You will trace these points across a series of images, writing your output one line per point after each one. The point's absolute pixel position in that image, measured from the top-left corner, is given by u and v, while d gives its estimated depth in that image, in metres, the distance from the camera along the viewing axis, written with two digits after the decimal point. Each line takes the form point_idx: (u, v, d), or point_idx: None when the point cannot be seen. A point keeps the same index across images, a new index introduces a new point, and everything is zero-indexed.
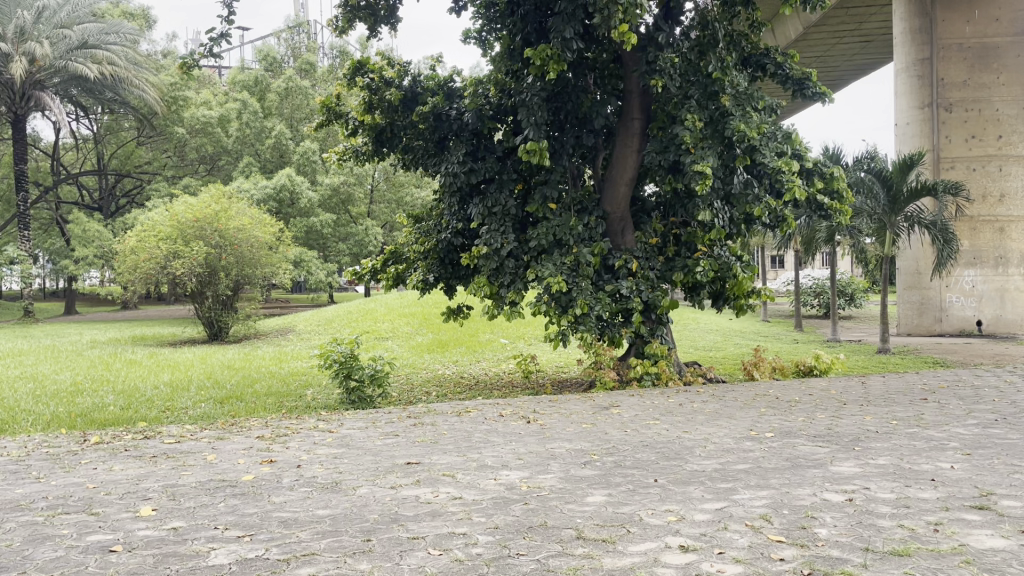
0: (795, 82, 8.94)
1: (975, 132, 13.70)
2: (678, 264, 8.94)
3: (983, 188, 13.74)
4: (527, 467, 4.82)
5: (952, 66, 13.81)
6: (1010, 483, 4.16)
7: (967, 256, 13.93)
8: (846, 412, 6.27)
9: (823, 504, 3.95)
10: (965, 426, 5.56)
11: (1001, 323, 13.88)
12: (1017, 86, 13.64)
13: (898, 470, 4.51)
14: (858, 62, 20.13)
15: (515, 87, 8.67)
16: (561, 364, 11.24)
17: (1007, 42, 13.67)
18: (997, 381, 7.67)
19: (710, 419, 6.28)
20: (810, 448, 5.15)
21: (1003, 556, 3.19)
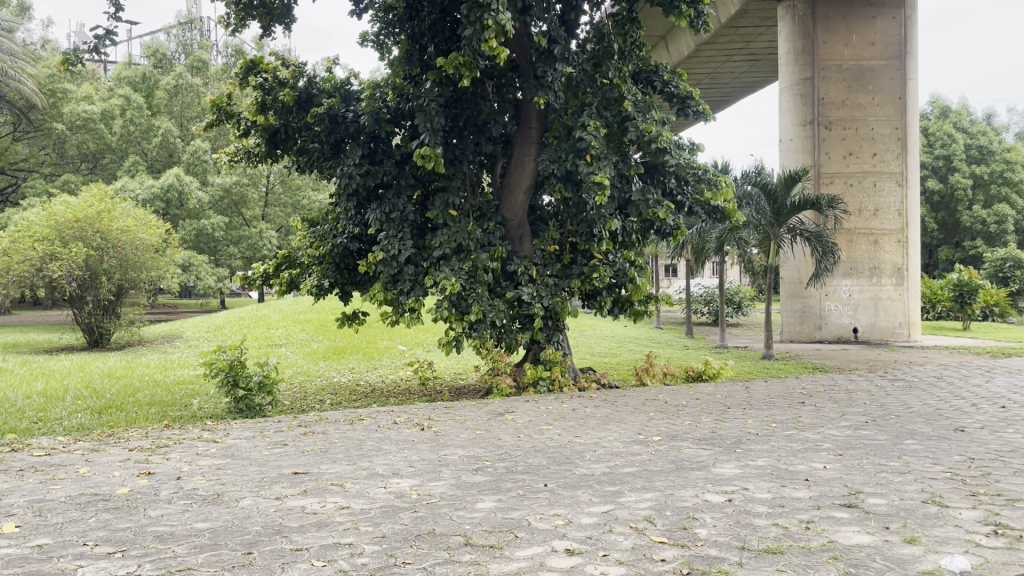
0: (680, 98, 9.31)
1: (852, 149, 14.48)
2: (575, 271, 9.08)
3: (859, 203, 14.52)
4: (418, 474, 4.79)
5: (831, 86, 14.54)
6: (875, 482, 4.39)
7: (845, 266, 14.66)
8: (729, 416, 6.49)
9: (704, 505, 4.07)
10: (838, 428, 5.86)
11: (875, 330, 14.71)
12: (890, 107, 14.50)
13: (774, 471, 4.70)
14: (745, 81, 20.99)
15: (413, 92, 8.64)
16: (458, 371, 11.23)
17: (881, 65, 14.52)
18: (868, 385, 8.13)
19: (601, 423, 6.39)
20: (694, 450, 5.31)
21: (867, 552, 3.36)
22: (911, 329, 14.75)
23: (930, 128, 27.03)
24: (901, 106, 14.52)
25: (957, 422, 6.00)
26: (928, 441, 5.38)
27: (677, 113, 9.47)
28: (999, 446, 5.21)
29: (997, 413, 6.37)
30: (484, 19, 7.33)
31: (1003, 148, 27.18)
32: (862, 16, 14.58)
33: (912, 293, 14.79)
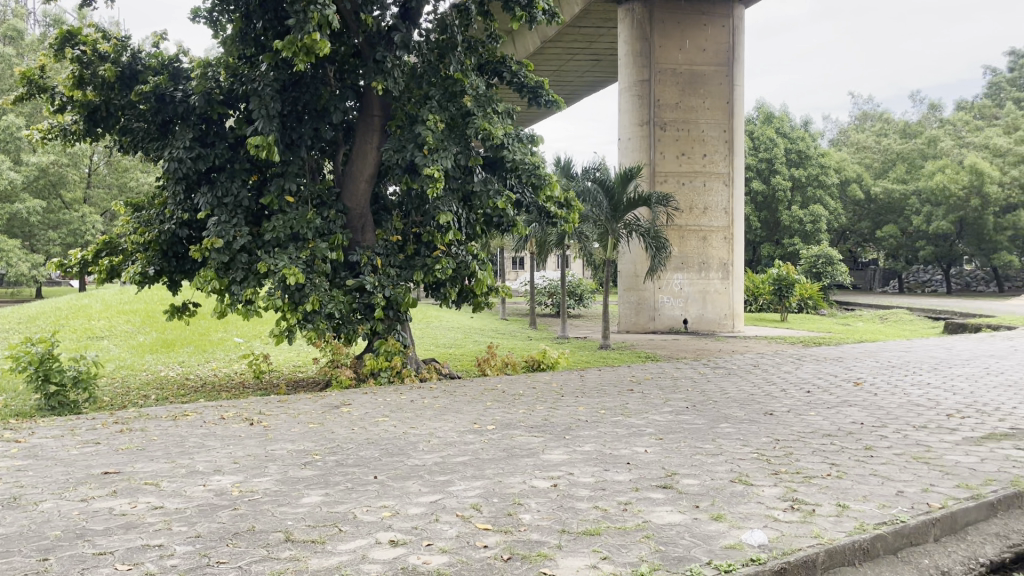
0: (530, 89, 9.41)
1: (684, 150, 15.25)
2: (418, 262, 9.03)
3: (690, 201, 15.30)
4: (242, 471, 4.61)
5: (666, 89, 15.24)
6: (690, 464, 4.65)
7: (677, 261, 15.41)
8: (562, 404, 6.68)
9: (530, 491, 4.16)
10: (661, 414, 6.16)
11: (702, 322, 15.59)
12: (719, 111, 15.37)
13: (599, 455, 4.88)
14: (588, 80, 21.62)
15: (247, 74, 8.30)
16: (297, 364, 10.92)
17: (711, 71, 15.35)
18: (692, 372, 8.61)
19: (438, 414, 6.40)
20: (526, 438, 5.42)
21: (677, 530, 3.54)
22: (735, 320, 15.75)
23: (755, 132, 28.69)
24: (729, 110, 15.43)
25: (768, 406, 6.46)
26: (740, 424, 5.75)
27: (528, 103, 9.59)
28: (802, 427, 5.65)
29: (802, 397, 6.91)
30: (310, 11, 7.37)
31: (818, 154, 29.48)
32: (695, 22, 15.33)
33: (735, 287, 15.80)
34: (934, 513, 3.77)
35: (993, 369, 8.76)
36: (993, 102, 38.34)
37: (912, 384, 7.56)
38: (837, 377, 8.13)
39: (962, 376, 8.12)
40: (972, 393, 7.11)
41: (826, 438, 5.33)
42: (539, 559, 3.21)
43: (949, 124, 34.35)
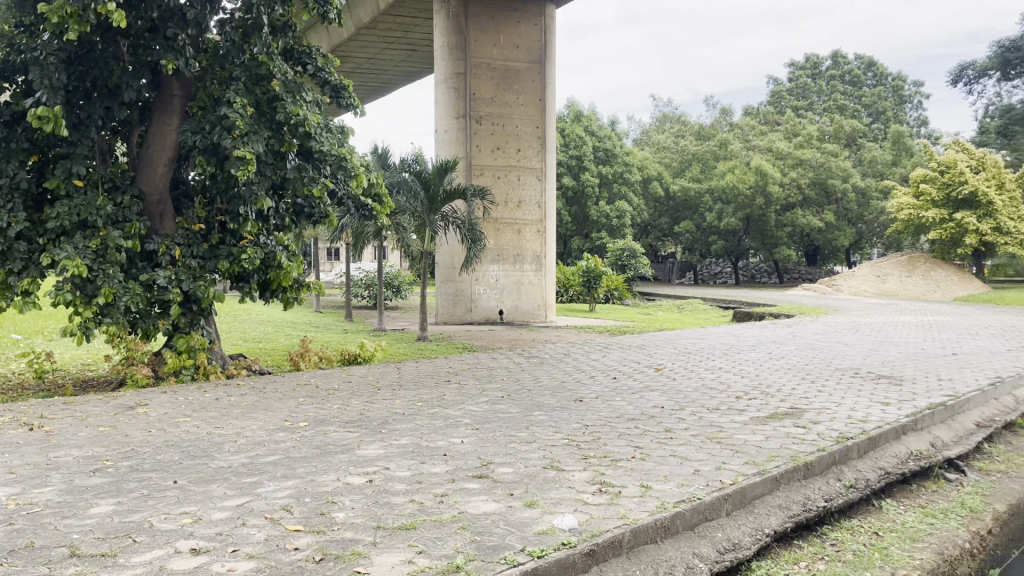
0: (332, 87, 9.23)
1: (499, 144, 15.50)
2: (223, 252, 8.56)
3: (505, 194, 15.63)
4: (18, 483, 4.14)
5: (481, 83, 15.43)
6: (505, 453, 4.73)
7: (493, 253, 15.70)
8: (377, 397, 6.57)
9: (343, 489, 4.05)
10: (477, 404, 6.23)
11: (517, 313, 16.01)
12: (531, 107, 15.79)
13: (415, 448, 4.84)
14: (404, 69, 21.42)
15: (25, 43, 7.48)
16: (86, 363, 10.02)
17: (525, 67, 15.72)
18: (507, 362, 8.78)
19: (246, 412, 6.10)
20: (339, 433, 5.28)
21: (492, 519, 3.57)
22: (548, 311, 16.28)
23: (566, 129, 29.56)
24: (541, 107, 15.89)
25: (578, 393, 6.70)
26: (552, 412, 5.92)
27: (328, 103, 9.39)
28: (610, 413, 5.91)
29: (609, 383, 7.23)
30: None
31: (623, 152, 30.93)
32: (509, 19, 15.65)
33: (548, 278, 16.34)
34: (727, 489, 4.06)
35: (775, 353, 9.60)
36: (775, 109, 41.80)
37: (707, 369, 8.12)
38: (641, 364, 8.58)
39: (750, 361, 8.83)
40: (757, 376, 7.75)
41: (631, 422, 5.59)
42: (353, 558, 3.13)
43: (738, 128, 37.12)
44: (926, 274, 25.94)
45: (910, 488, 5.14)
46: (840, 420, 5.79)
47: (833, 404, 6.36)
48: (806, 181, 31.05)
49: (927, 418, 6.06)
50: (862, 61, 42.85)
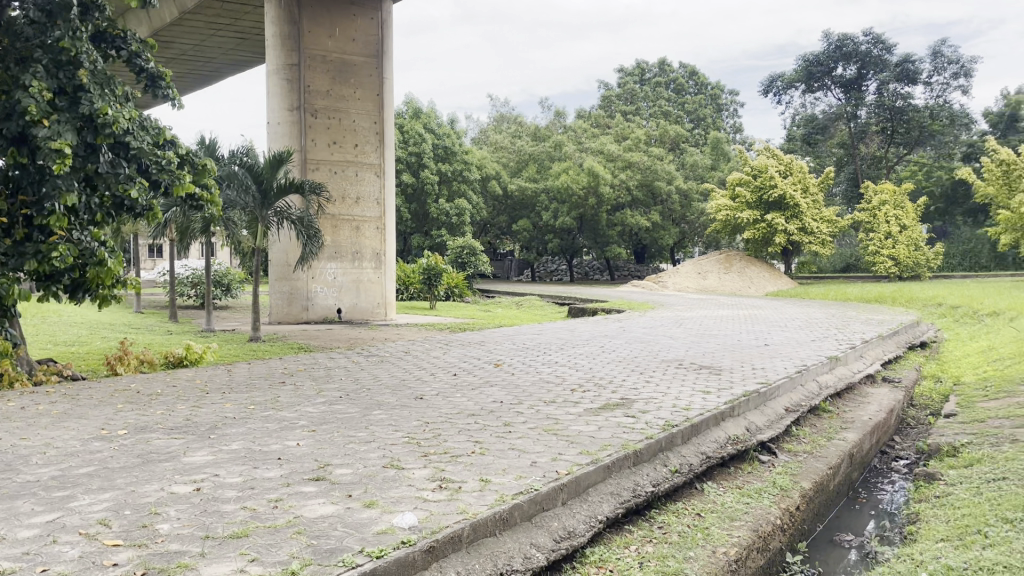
0: (149, 77, 8.63)
1: (335, 138, 15.17)
2: (29, 248, 7.83)
3: (342, 190, 15.32)
4: None
5: (315, 75, 15.03)
6: (343, 453, 4.63)
7: (330, 250, 15.37)
8: (205, 402, 6.25)
9: (168, 499, 3.82)
10: (313, 405, 6.06)
11: (356, 311, 15.76)
12: (369, 102, 15.55)
13: (247, 453, 4.65)
14: (232, 58, 20.49)
15: None
16: None
17: (361, 61, 15.47)
18: (345, 361, 8.61)
19: (56, 421, 5.62)
20: (164, 441, 4.98)
21: (329, 521, 3.49)
22: (387, 309, 16.14)
23: (404, 125, 29.34)
24: (379, 101, 15.67)
25: (417, 391, 6.68)
26: (391, 410, 5.87)
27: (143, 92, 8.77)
28: (449, 409, 5.93)
29: (448, 379, 7.26)
30: None
31: (461, 150, 31.12)
32: (344, 12, 15.34)
33: (388, 276, 16.18)
34: (562, 479, 4.19)
35: (608, 347, 9.99)
36: (605, 113, 43.46)
37: (544, 364, 8.33)
38: (480, 360, 8.67)
39: (584, 354, 9.15)
40: (591, 369, 8.04)
41: (470, 418, 5.64)
42: (178, 571, 2.96)
43: (571, 130, 38.33)
44: (741, 271, 27.94)
45: (728, 471, 5.51)
46: (667, 408, 6.12)
47: (661, 394, 6.71)
48: (635, 183, 32.56)
49: (743, 404, 6.53)
50: (685, 70, 45.28)
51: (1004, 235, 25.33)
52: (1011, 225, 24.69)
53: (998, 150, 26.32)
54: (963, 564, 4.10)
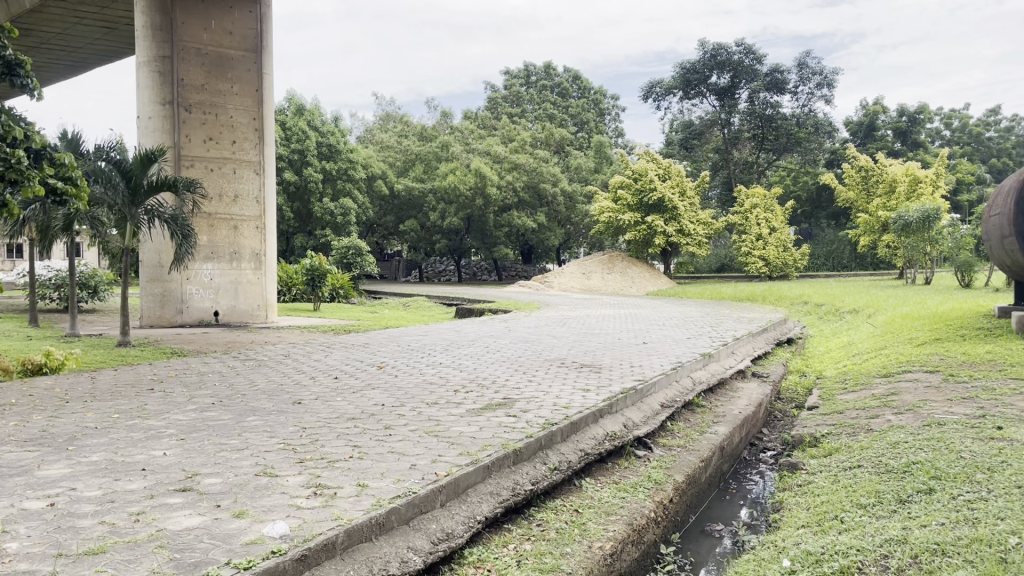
0: (6, 65, 8.02)
1: (212, 134, 14.63)
2: None
3: (219, 188, 14.79)
4: None
5: (189, 69, 14.44)
6: (213, 462, 4.46)
7: (206, 250, 14.81)
8: (65, 412, 5.89)
9: (18, 516, 3.57)
10: (184, 412, 5.81)
11: (234, 313, 15.25)
12: (248, 98, 15.05)
13: (109, 465, 4.40)
14: (99, 48, 19.40)
15: None
16: None
17: (239, 55, 14.96)
18: (220, 366, 8.30)
19: None
20: (16, 454, 4.66)
21: (195, 534, 3.35)
22: (268, 312, 15.67)
23: (287, 122, 28.58)
24: (258, 97, 15.19)
25: (296, 395, 6.51)
26: (267, 416, 5.70)
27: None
28: (328, 413, 5.81)
29: (329, 383, 7.11)
30: None
31: (346, 148, 30.58)
32: (220, 4, 14.79)
33: (268, 277, 15.74)
34: (441, 480, 4.17)
35: (492, 347, 10.04)
36: (492, 114, 43.72)
37: (427, 365, 8.29)
38: (362, 362, 8.54)
39: (468, 355, 9.16)
40: (475, 369, 8.06)
41: (350, 422, 5.54)
42: None
43: (458, 130, 38.35)
44: (623, 272, 28.71)
45: (606, 467, 5.63)
46: (548, 407, 6.21)
47: (542, 393, 6.79)
48: (521, 184, 32.91)
49: (620, 401, 6.69)
50: (569, 74, 46.05)
51: (862, 238, 27.08)
52: (869, 228, 26.41)
53: (857, 157, 28.09)
54: (820, 548, 4.33)
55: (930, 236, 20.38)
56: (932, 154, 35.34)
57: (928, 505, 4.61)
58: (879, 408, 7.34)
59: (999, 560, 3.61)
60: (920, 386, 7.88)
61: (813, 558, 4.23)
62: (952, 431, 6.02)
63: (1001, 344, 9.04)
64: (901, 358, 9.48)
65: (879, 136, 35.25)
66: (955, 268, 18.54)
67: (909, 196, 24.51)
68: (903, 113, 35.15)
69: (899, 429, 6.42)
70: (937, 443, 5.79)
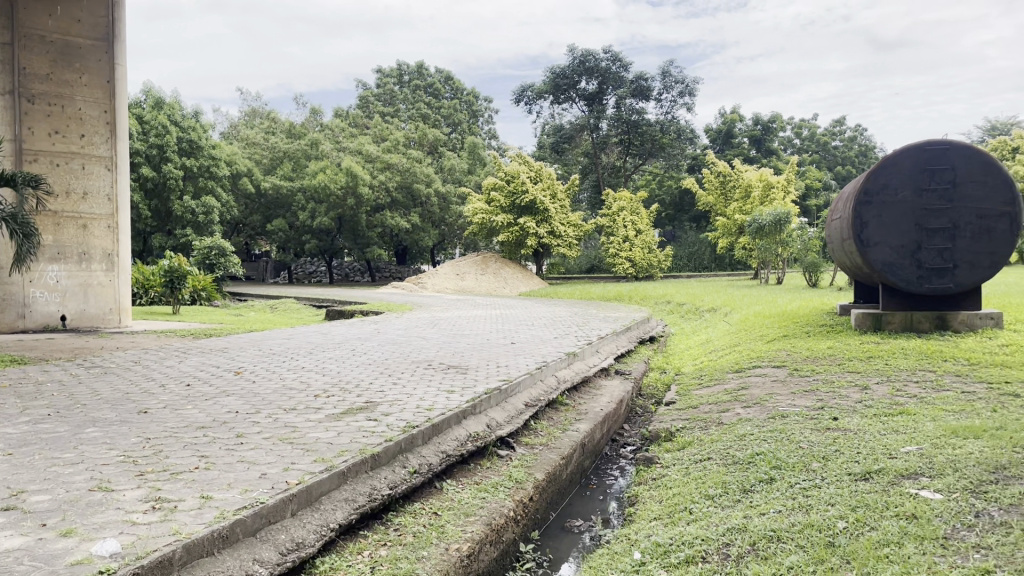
0: None
1: (57, 127, 13.72)
2: None
3: (65, 185, 13.85)
4: None
5: (32, 57, 13.51)
6: (43, 478, 4.16)
7: (51, 251, 13.86)
8: None
9: None
10: (14, 425, 5.40)
11: (84, 317, 14.34)
12: (98, 89, 14.14)
13: None
14: None
15: None
16: None
17: (88, 44, 14.02)
18: (62, 374, 7.78)
19: None
20: None
21: (14, 556, 3.11)
22: (122, 315, 14.82)
23: (145, 116, 27.16)
24: (110, 89, 14.28)
25: (142, 404, 6.18)
26: (109, 427, 5.38)
27: None
28: (177, 422, 5.54)
29: (181, 391, 6.80)
30: None
31: (208, 145, 29.33)
32: None
33: (122, 279, 14.87)
34: (291, 490, 4.05)
35: (358, 350, 9.88)
36: (363, 113, 43.12)
37: (288, 369, 8.06)
38: (218, 368, 8.20)
39: (332, 358, 8.98)
40: (338, 373, 7.91)
41: (199, 431, 5.31)
42: None
43: (328, 129, 37.60)
44: (496, 272, 28.97)
45: (468, 468, 5.64)
46: (409, 410, 6.16)
47: (405, 396, 6.74)
48: (394, 184, 32.62)
49: (484, 402, 6.72)
50: (442, 75, 45.96)
51: (721, 240, 28.43)
52: (727, 230, 27.78)
53: (716, 163, 29.46)
54: (669, 539, 4.49)
55: (781, 238, 21.63)
56: (784, 161, 37.56)
57: (768, 494, 4.87)
58: (730, 403, 7.72)
59: (828, 543, 3.83)
60: (767, 380, 8.34)
61: (662, 549, 4.37)
62: (793, 423, 6.39)
63: (840, 339, 9.70)
64: (752, 354, 10.00)
65: (736, 143, 37.09)
66: (803, 269, 19.74)
67: (763, 201, 25.89)
68: (757, 122, 37.15)
69: (746, 422, 6.76)
70: (779, 434, 6.14)
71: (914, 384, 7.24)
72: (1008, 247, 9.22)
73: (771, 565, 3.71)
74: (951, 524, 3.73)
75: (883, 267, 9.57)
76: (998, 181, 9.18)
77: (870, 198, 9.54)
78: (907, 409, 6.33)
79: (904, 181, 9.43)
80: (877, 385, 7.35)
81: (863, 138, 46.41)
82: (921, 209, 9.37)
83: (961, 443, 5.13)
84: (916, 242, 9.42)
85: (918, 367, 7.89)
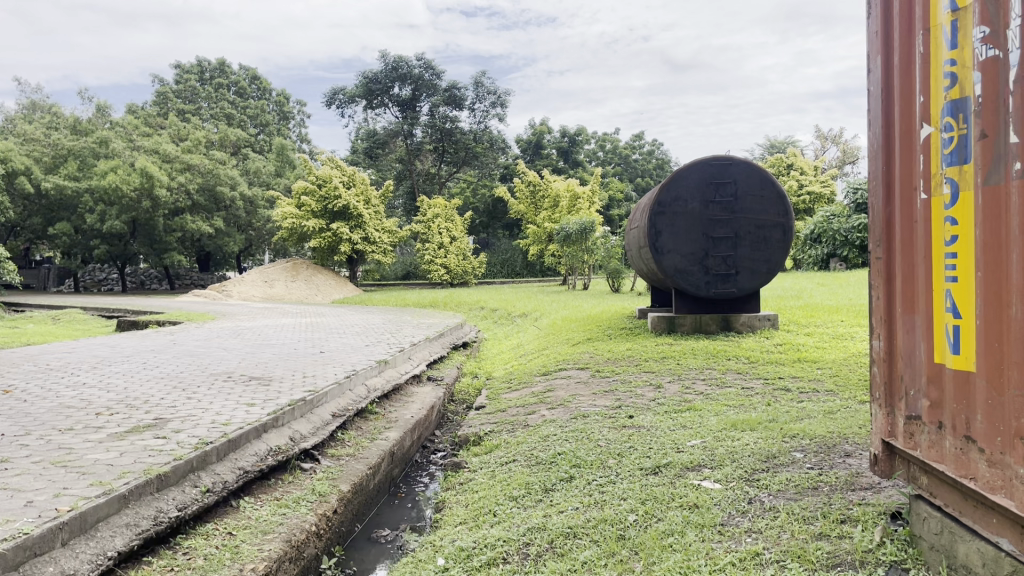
0: None
1: None
2: None
3: None
4: None
5: None
6: None
7: None
8: None
9: None
10: None
11: None
12: None
13: None
14: None
15: None
16: None
17: None
18: None
19: None
20: None
21: None
22: None
23: None
24: None
25: None
26: None
27: None
28: None
29: None
30: None
31: None
32: None
33: None
34: (62, 517, 3.70)
35: (150, 363, 9.19)
36: (160, 110, 40.49)
37: (66, 386, 7.35)
38: None
39: (120, 373, 8.30)
40: (125, 389, 7.32)
41: None
42: None
43: (119, 125, 34.91)
44: (307, 279, 28.04)
45: (268, 483, 5.41)
46: (203, 425, 5.82)
47: (199, 410, 6.37)
48: (195, 187, 30.86)
49: (287, 414, 6.49)
50: (247, 74, 44.01)
51: (532, 247, 29.21)
52: (538, 238, 28.55)
53: (526, 173, 30.38)
54: (472, 543, 4.51)
55: (587, 245, 22.67)
56: (589, 172, 39.41)
57: (567, 492, 5.04)
58: (536, 405, 7.93)
59: (618, 536, 4.03)
60: (571, 382, 8.67)
61: (465, 553, 4.39)
62: (593, 422, 6.67)
63: (637, 341, 10.25)
64: (558, 357, 10.33)
65: (545, 154, 38.38)
66: (606, 275, 20.75)
67: (571, 210, 27.02)
68: (564, 134, 38.81)
69: (550, 423, 6.96)
70: (579, 434, 6.38)
71: (700, 381, 7.79)
72: (781, 254, 10.20)
73: (567, 562, 3.83)
74: (727, 512, 4.03)
75: (675, 274, 10.21)
76: (772, 196, 10.11)
77: (663, 208, 10.12)
78: (693, 405, 6.78)
79: (694, 194, 10.11)
80: (669, 383, 7.84)
81: (660, 151, 49.57)
82: (708, 220, 10.09)
83: (740, 435, 5.56)
84: (704, 250, 10.16)
85: (704, 366, 8.50)
